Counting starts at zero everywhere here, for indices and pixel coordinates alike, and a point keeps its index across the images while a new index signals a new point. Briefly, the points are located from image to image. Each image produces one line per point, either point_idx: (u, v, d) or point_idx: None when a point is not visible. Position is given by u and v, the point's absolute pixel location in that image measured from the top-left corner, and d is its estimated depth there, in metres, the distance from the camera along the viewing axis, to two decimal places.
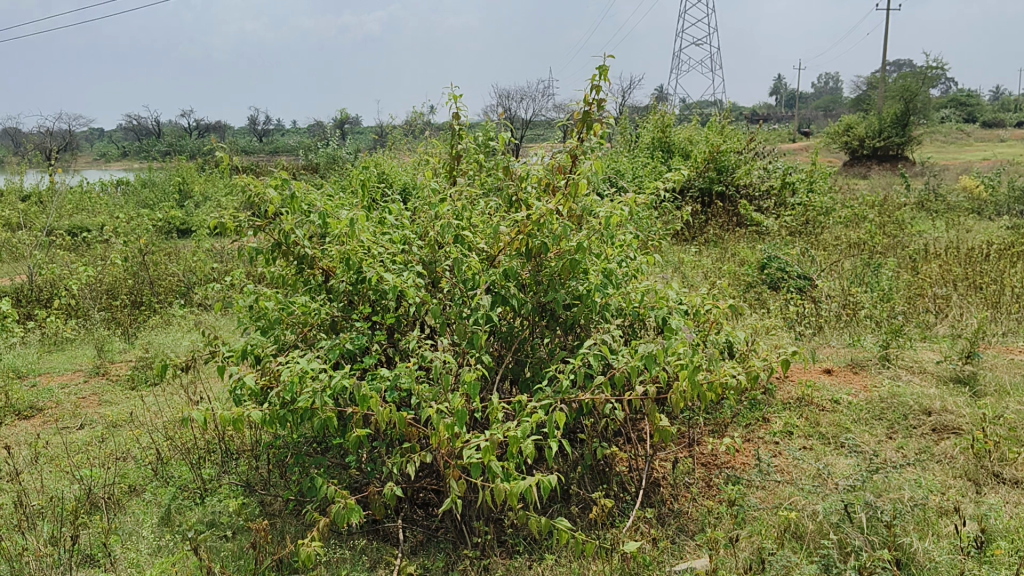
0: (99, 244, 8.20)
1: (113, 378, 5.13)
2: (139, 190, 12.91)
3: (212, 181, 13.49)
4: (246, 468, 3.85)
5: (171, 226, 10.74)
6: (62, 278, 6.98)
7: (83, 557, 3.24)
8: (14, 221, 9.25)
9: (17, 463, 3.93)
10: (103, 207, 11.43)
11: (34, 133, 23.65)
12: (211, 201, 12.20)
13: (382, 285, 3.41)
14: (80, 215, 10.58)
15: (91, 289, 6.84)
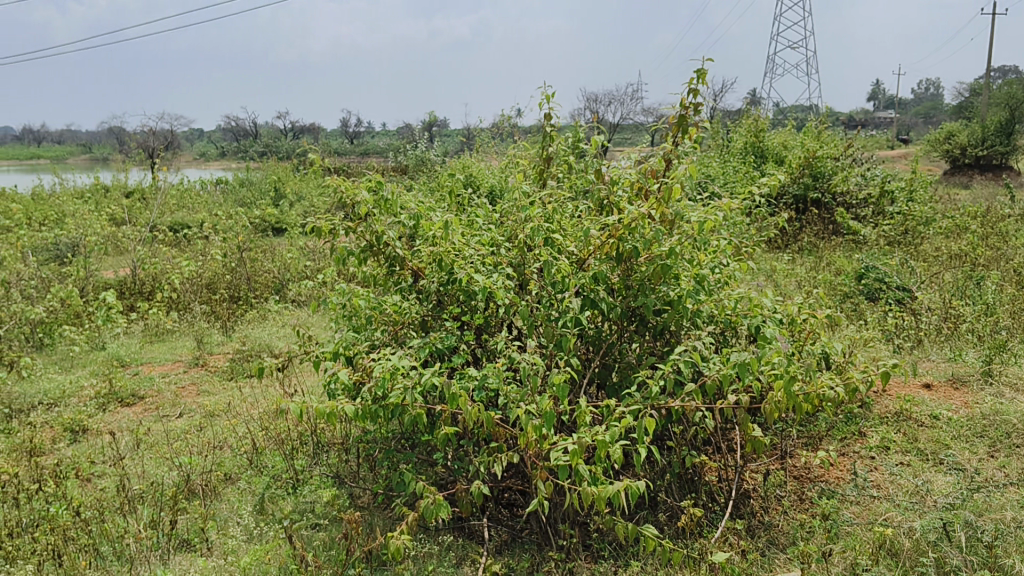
0: (199, 240, 8.49)
1: (213, 368, 5.30)
2: (237, 189, 13.36)
3: (305, 181, 13.82)
4: (336, 460, 3.91)
5: (267, 224, 11.08)
6: (164, 273, 7.24)
7: (181, 542, 3.38)
8: (121, 217, 9.66)
9: (121, 448, 4.10)
10: (204, 205, 11.85)
11: (139, 136, 24.78)
12: (304, 202, 12.52)
13: (473, 286, 3.42)
14: (181, 212, 11.00)
15: (192, 284, 7.10)
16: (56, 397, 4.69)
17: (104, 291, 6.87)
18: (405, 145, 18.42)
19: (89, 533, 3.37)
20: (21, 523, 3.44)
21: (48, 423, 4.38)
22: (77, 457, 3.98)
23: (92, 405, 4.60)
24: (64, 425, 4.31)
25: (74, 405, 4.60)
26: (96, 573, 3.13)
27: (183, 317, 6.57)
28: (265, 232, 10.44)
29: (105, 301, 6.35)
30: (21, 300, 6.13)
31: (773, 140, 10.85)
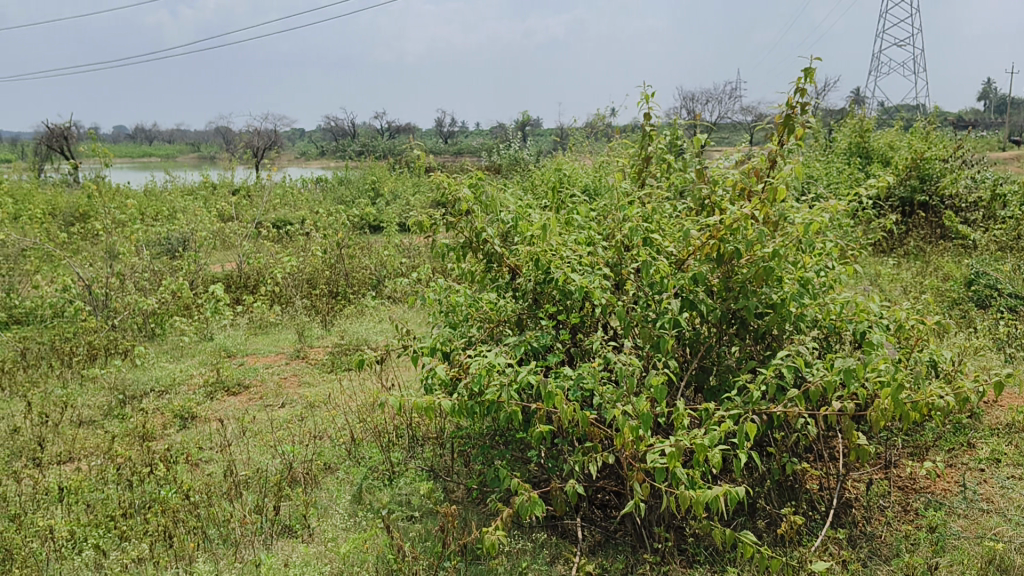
0: (301, 235, 8.76)
1: (313, 361, 5.46)
2: (336, 186, 13.75)
3: (402, 180, 14.12)
4: (431, 455, 3.98)
5: (365, 222, 11.36)
6: (268, 267, 7.50)
7: (283, 528, 3.50)
8: (228, 215, 10.06)
9: (228, 435, 4.27)
10: (304, 202, 12.22)
11: (243, 137, 25.74)
12: (400, 200, 12.78)
13: (570, 285, 3.43)
14: (285, 209, 11.38)
15: (293, 280, 7.33)
16: (167, 385, 4.91)
17: (211, 284, 7.17)
18: (500, 144, 18.62)
19: (197, 516, 3.53)
20: (135, 503, 3.62)
21: (161, 409, 4.59)
22: (187, 442, 4.17)
23: (201, 393, 4.80)
24: (175, 411, 4.52)
25: (184, 393, 4.81)
26: (204, 554, 3.28)
27: (285, 311, 6.79)
28: (364, 227, 10.70)
29: (212, 294, 6.62)
30: (135, 292, 6.45)
31: (878, 141, 10.58)
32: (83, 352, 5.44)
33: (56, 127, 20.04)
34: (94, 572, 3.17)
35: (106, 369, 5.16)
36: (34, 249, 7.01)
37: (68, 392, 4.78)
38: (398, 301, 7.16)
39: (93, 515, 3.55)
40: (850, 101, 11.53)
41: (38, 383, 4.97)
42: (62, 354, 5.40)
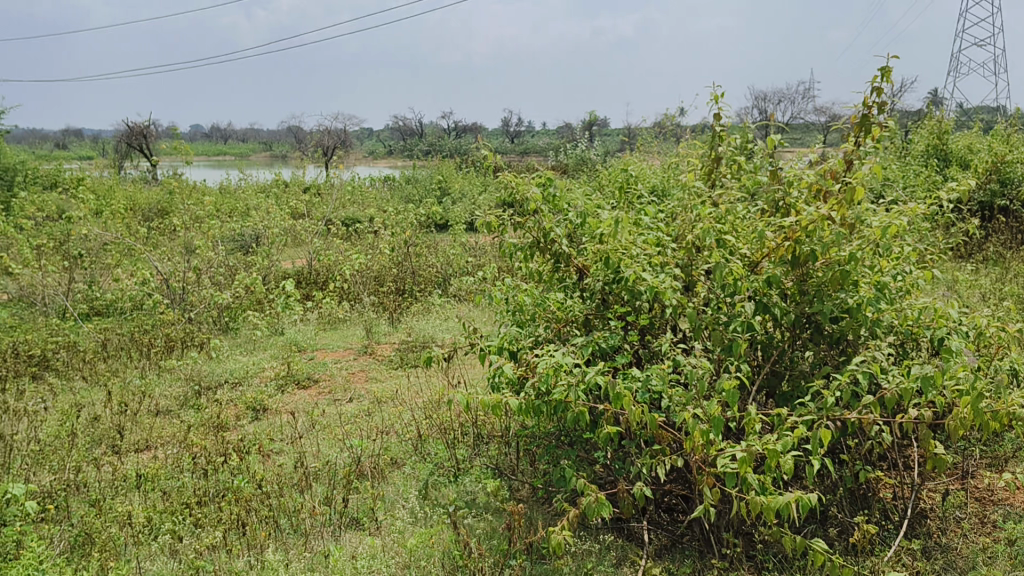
0: (369, 233, 8.90)
1: (381, 357, 5.55)
2: (403, 185, 13.94)
3: (469, 179, 14.26)
4: (496, 452, 4.01)
5: (431, 221, 11.49)
6: (337, 264, 7.65)
7: (351, 520, 3.57)
8: (301, 212, 10.27)
9: (298, 428, 4.37)
10: (372, 200, 12.40)
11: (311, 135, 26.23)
12: (466, 199, 12.89)
13: (639, 286, 3.42)
14: (353, 207, 11.58)
15: (361, 277, 7.46)
16: (240, 377, 5.05)
17: (282, 280, 7.34)
18: (565, 144, 18.65)
19: (268, 506, 3.62)
20: (209, 492, 3.72)
21: (234, 401, 4.72)
22: (259, 434, 4.27)
23: (273, 386, 4.92)
24: (248, 403, 4.64)
25: (256, 386, 4.94)
26: (275, 543, 3.36)
27: (353, 307, 6.92)
28: (430, 225, 10.81)
29: (283, 290, 6.77)
30: (210, 286, 6.64)
31: (957, 143, 10.31)
32: (161, 344, 5.62)
33: (136, 126, 20.75)
34: (170, 558, 3.28)
35: (182, 361, 5.32)
36: (115, 243, 7.27)
37: (145, 382, 4.95)
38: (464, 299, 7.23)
39: (169, 502, 3.67)
40: (927, 102, 11.25)
41: (118, 373, 5.15)
42: (141, 345, 5.59)
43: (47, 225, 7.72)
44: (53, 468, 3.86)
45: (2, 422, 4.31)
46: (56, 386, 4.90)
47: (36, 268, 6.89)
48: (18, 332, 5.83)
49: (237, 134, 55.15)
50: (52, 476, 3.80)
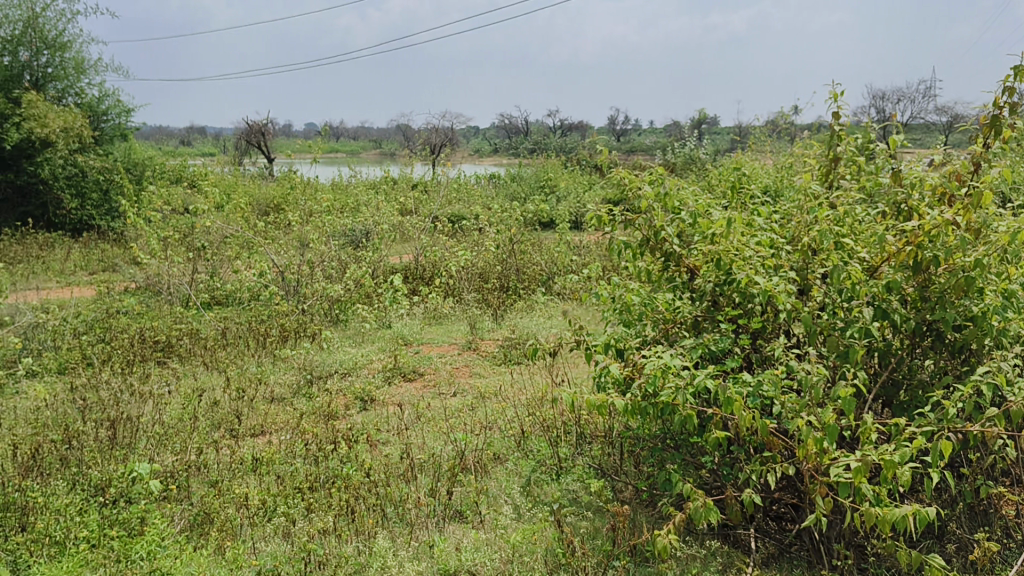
0: (475, 229, 9.02)
1: (484, 353, 5.62)
2: (509, 184, 14.11)
3: (574, 177, 14.27)
4: (599, 452, 4.01)
5: (536, 220, 11.57)
6: (442, 261, 7.81)
7: (454, 512, 3.63)
8: (408, 210, 10.50)
9: (404, 419, 4.48)
10: (477, 198, 12.57)
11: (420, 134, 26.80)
12: (570, 198, 12.93)
13: (752, 288, 3.35)
14: (459, 205, 11.78)
15: (466, 274, 7.58)
16: (349, 367, 5.21)
17: (390, 274, 7.52)
18: (672, 143, 18.43)
19: (376, 494, 3.72)
20: (320, 478, 3.84)
21: (343, 391, 4.87)
22: (366, 424, 4.40)
23: (380, 377, 5.05)
24: (356, 394, 4.78)
25: (365, 376, 5.09)
26: (383, 531, 3.45)
27: (458, 303, 7.05)
28: (534, 222, 10.88)
29: (391, 284, 6.94)
30: (321, 279, 6.87)
31: None
32: (275, 333, 5.86)
33: (256, 124, 21.69)
34: (283, 540, 3.41)
35: (295, 351, 5.52)
36: (234, 236, 7.60)
37: (261, 370, 5.16)
38: (567, 298, 7.27)
39: (282, 486, 3.81)
40: None
41: (236, 360, 5.39)
42: (258, 334, 5.82)
43: (173, 217, 8.15)
44: (176, 449, 4.07)
45: (131, 404, 4.57)
46: (178, 371, 5.16)
47: (162, 258, 7.28)
48: (145, 319, 6.17)
49: (343, 131, 56.79)
50: (175, 457, 4.00)
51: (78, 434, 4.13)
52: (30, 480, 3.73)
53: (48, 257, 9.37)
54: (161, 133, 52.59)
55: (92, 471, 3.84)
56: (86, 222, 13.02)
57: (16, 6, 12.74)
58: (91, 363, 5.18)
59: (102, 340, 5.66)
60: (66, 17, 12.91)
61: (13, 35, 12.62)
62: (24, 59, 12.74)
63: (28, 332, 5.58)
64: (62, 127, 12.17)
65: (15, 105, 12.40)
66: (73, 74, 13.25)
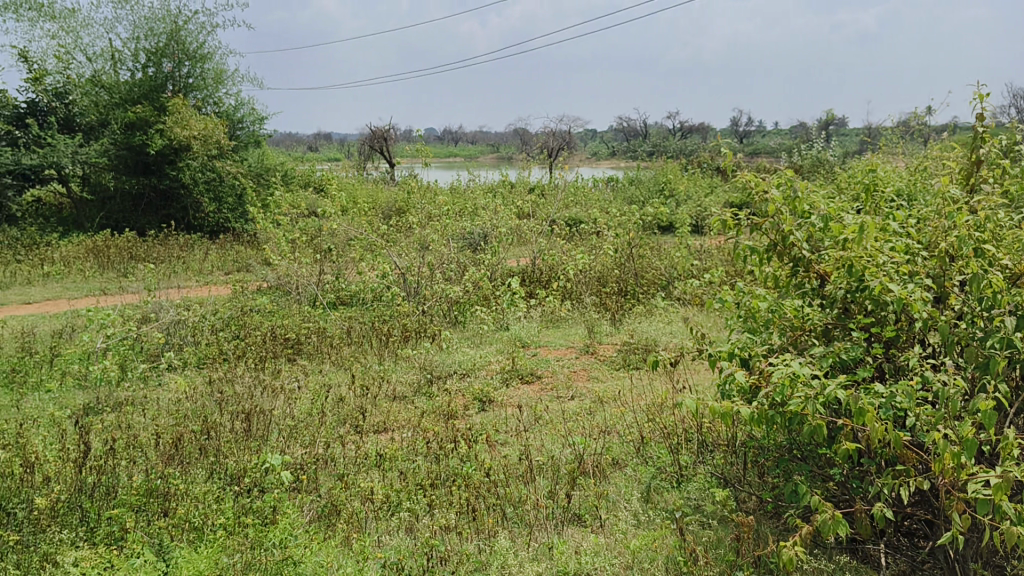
0: (593, 233, 9.03)
1: (602, 357, 5.61)
2: (627, 187, 14.11)
3: (694, 181, 14.08)
4: (721, 461, 3.94)
5: (655, 223, 11.48)
6: (560, 264, 7.85)
7: (573, 516, 3.63)
8: (527, 213, 10.60)
9: (522, 421, 4.52)
10: (595, 202, 12.55)
11: (539, 139, 27.06)
12: (691, 202, 12.78)
13: (885, 295, 3.21)
14: (577, 208, 11.82)
15: (583, 278, 7.60)
16: (468, 368, 5.31)
17: (507, 277, 7.62)
18: (799, 145, 17.91)
19: (496, 495, 3.76)
20: (441, 476, 3.92)
21: (462, 391, 4.96)
22: (486, 424, 4.46)
23: (499, 379, 5.12)
24: (474, 394, 4.87)
25: (484, 378, 5.17)
26: (502, 530, 3.49)
27: (575, 306, 7.07)
28: (652, 226, 10.78)
29: (508, 287, 7.03)
30: (441, 281, 7.02)
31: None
32: (397, 333, 6.02)
33: (379, 130, 22.41)
34: (406, 535, 3.48)
35: (416, 350, 5.66)
36: (357, 238, 7.86)
37: (384, 368, 5.32)
38: (687, 303, 7.18)
39: (405, 482, 3.90)
40: None
41: (360, 358, 5.57)
42: (380, 333, 5.99)
43: (301, 220, 8.50)
44: (306, 443, 4.24)
45: (263, 398, 4.79)
46: (307, 367, 5.39)
47: (291, 259, 7.60)
48: (276, 317, 6.45)
49: (459, 136, 57.77)
50: (304, 450, 4.16)
51: (216, 426, 4.36)
52: (172, 468, 3.95)
53: (188, 257, 9.93)
54: (286, 139, 55.20)
55: (228, 461, 4.04)
56: (222, 224, 13.73)
57: (161, 20, 13.57)
58: (227, 359, 5.46)
59: (237, 336, 5.96)
60: (205, 30, 13.68)
61: (157, 47, 13.45)
62: (167, 70, 13.54)
63: (170, 328, 5.92)
64: (202, 134, 12.81)
65: (159, 114, 13.20)
66: (211, 84, 14.03)
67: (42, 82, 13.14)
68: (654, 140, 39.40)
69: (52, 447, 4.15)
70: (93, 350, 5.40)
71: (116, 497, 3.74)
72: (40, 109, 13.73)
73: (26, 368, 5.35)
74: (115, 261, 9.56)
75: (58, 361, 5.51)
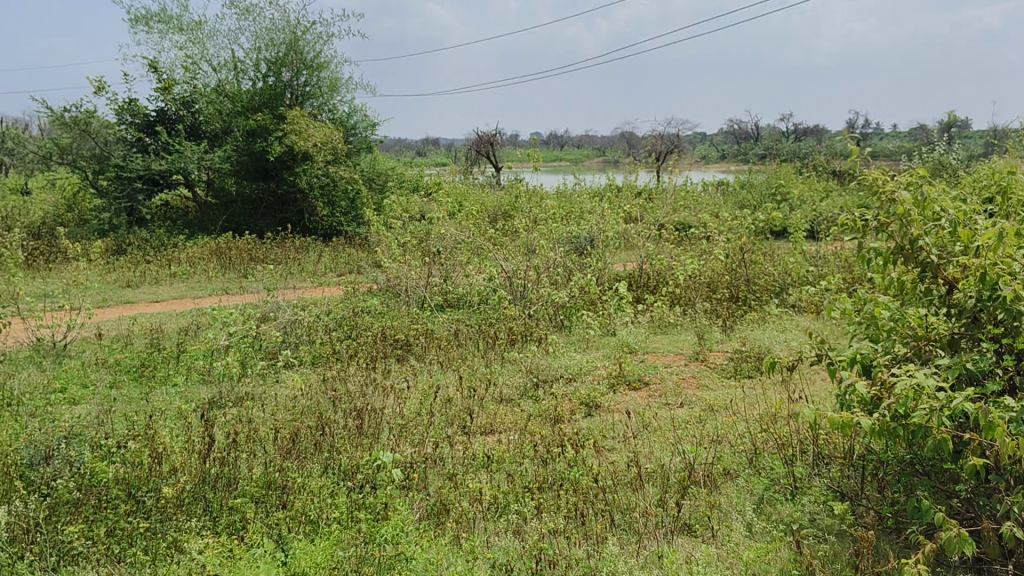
0: (703, 238, 8.90)
1: (713, 365, 5.53)
2: (739, 191, 13.97)
3: (809, 184, 13.67)
4: (838, 475, 3.81)
5: (767, 228, 11.21)
6: (668, 269, 7.77)
7: (684, 525, 3.58)
8: (634, 217, 10.53)
9: (630, 427, 4.50)
10: (707, 207, 12.35)
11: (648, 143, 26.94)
12: (805, 206, 12.42)
13: (1019, 305, 3.03)
14: (685, 213, 11.68)
15: (693, 284, 7.52)
16: (575, 373, 5.32)
17: (613, 282, 7.61)
18: (922, 148, 17.14)
19: (603, 501, 3.73)
20: (548, 479, 3.93)
21: (569, 395, 4.98)
22: (593, 430, 4.46)
23: (605, 384, 5.11)
24: (581, 399, 4.88)
25: (591, 383, 5.17)
26: (611, 537, 3.46)
27: (685, 312, 6.99)
28: (765, 231, 10.55)
29: (614, 292, 7.01)
30: (547, 285, 7.06)
31: None
32: (504, 336, 6.08)
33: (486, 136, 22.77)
34: (515, 537, 3.50)
35: (523, 353, 5.71)
36: (465, 242, 8.00)
37: (492, 371, 5.39)
38: (802, 311, 6.99)
39: (512, 485, 3.92)
40: None
41: (467, 360, 5.66)
42: (487, 336, 6.06)
43: (412, 223, 8.69)
44: (416, 442, 4.33)
45: (375, 397, 4.92)
46: (417, 368, 5.50)
47: (401, 262, 7.79)
48: (386, 318, 6.62)
49: (564, 139, 57.82)
50: (413, 449, 4.24)
51: (330, 422, 4.50)
52: (290, 461, 4.10)
53: (304, 258, 10.30)
54: (389, 143, 56.66)
55: (341, 457, 4.17)
56: (336, 227, 14.16)
57: (282, 31, 14.15)
58: (341, 357, 5.64)
59: (349, 336, 6.14)
60: (323, 39, 14.17)
61: (278, 57, 14.01)
62: (286, 79, 14.14)
63: (287, 327, 6.14)
64: (321, 142, 13.37)
65: (277, 121, 13.76)
66: (327, 92, 14.51)
67: (170, 91, 13.86)
68: (758, 143, 38.49)
69: (178, 439, 4.36)
70: (216, 347, 5.69)
71: (236, 488, 3.90)
72: (170, 118, 14.07)
73: (156, 363, 5.64)
74: (235, 262, 10.02)
75: (183, 356, 5.80)
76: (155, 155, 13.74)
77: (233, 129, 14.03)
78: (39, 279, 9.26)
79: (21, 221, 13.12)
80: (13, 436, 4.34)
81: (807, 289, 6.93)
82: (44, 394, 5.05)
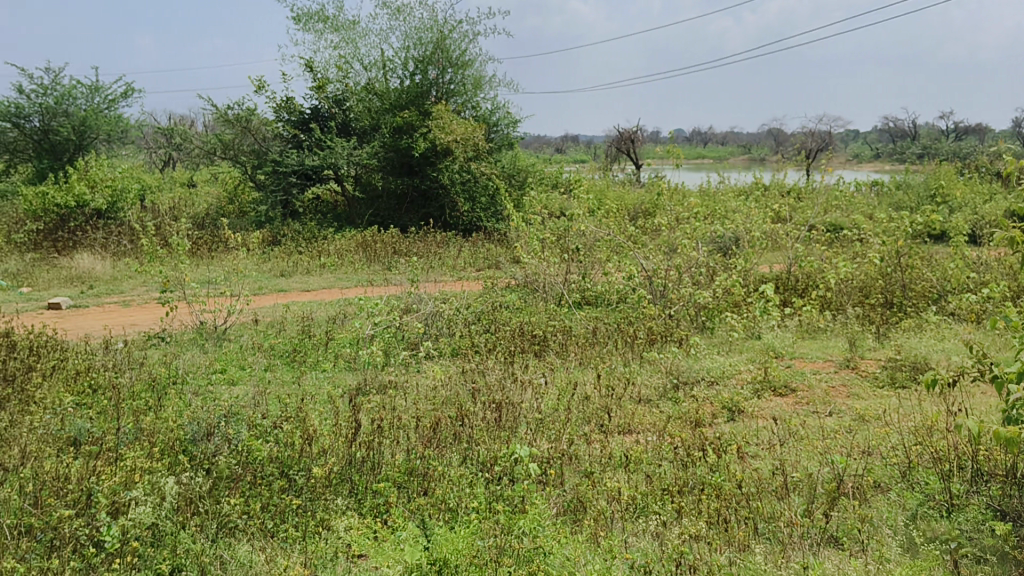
0: (857, 240, 8.54)
1: (864, 373, 5.30)
2: (895, 193, 13.34)
3: (972, 186, 12.86)
4: (1000, 493, 3.55)
5: (927, 231, 10.64)
6: (817, 271, 7.50)
7: (830, 537, 3.43)
8: (782, 217, 10.25)
9: (776, 434, 4.36)
10: (859, 208, 11.83)
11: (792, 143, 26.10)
12: (968, 209, 11.70)
13: None
14: (836, 214, 11.24)
15: (845, 287, 7.23)
16: (718, 376, 5.22)
17: (759, 283, 7.43)
18: None
19: (746, 508, 3.62)
20: (688, 483, 3.85)
21: (710, 399, 4.89)
22: (735, 435, 4.36)
23: (749, 389, 4.98)
24: (724, 403, 4.78)
25: (733, 387, 5.04)
26: (754, 545, 3.35)
27: (835, 318, 6.72)
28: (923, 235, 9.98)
29: (759, 294, 6.83)
30: (689, 285, 6.94)
31: None
32: (643, 335, 6.03)
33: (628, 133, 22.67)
34: (654, 539, 3.44)
35: (663, 354, 5.63)
36: (604, 240, 7.99)
37: (631, 370, 5.35)
38: (963, 320, 6.57)
39: (651, 486, 3.88)
40: None
41: (605, 358, 5.64)
42: (625, 335, 6.03)
43: (551, 220, 8.76)
44: (552, 438, 4.35)
45: (513, 390, 4.98)
46: (555, 364, 5.54)
47: (540, 258, 7.86)
48: (524, 314, 6.71)
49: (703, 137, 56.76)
50: (550, 445, 4.25)
51: (470, 414, 4.58)
52: (431, 449, 4.21)
53: (443, 253, 10.54)
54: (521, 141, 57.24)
55: (480, 448, 4.24)
56: (475, 222, 14.43)
57: (429, 30, 14.54)
58: (480, 350, 5.74)
59: (488, 330, 6.24)
60: (469, 38, 14.44)
61: (425, 56, 14.45)
62: (432, 77, 14.54)
63: (428, 319, 6.30)
64: (462, 137, 13.60)
65: (422, 118, 14.21)
66: (471, 89, 14.76)
67: (324, 90, 14.52)
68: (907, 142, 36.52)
69: (327, 422, 4.56)
70: (362, 336, 5.92)
71: (380, 472, 4.05)
72: (323, 115, 14.73)
73: (306, 349, 5.92)
74: (380, 255, 10.41)
75: (332, 344, 6.06)
76: (308, 150, 14.43)
77: (381, 126, 14.60)
78: (200, 267, 9.90)
79: (186, 212, 14.07)
80: (180, 413, 4.64)
81: (970, 296, 6.53)
82: (207, 374, 5.41)
